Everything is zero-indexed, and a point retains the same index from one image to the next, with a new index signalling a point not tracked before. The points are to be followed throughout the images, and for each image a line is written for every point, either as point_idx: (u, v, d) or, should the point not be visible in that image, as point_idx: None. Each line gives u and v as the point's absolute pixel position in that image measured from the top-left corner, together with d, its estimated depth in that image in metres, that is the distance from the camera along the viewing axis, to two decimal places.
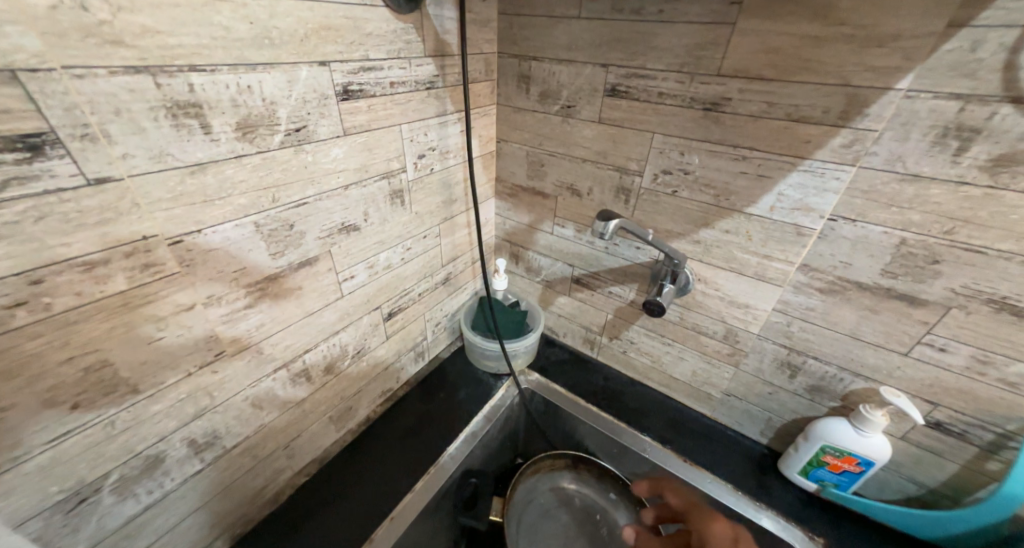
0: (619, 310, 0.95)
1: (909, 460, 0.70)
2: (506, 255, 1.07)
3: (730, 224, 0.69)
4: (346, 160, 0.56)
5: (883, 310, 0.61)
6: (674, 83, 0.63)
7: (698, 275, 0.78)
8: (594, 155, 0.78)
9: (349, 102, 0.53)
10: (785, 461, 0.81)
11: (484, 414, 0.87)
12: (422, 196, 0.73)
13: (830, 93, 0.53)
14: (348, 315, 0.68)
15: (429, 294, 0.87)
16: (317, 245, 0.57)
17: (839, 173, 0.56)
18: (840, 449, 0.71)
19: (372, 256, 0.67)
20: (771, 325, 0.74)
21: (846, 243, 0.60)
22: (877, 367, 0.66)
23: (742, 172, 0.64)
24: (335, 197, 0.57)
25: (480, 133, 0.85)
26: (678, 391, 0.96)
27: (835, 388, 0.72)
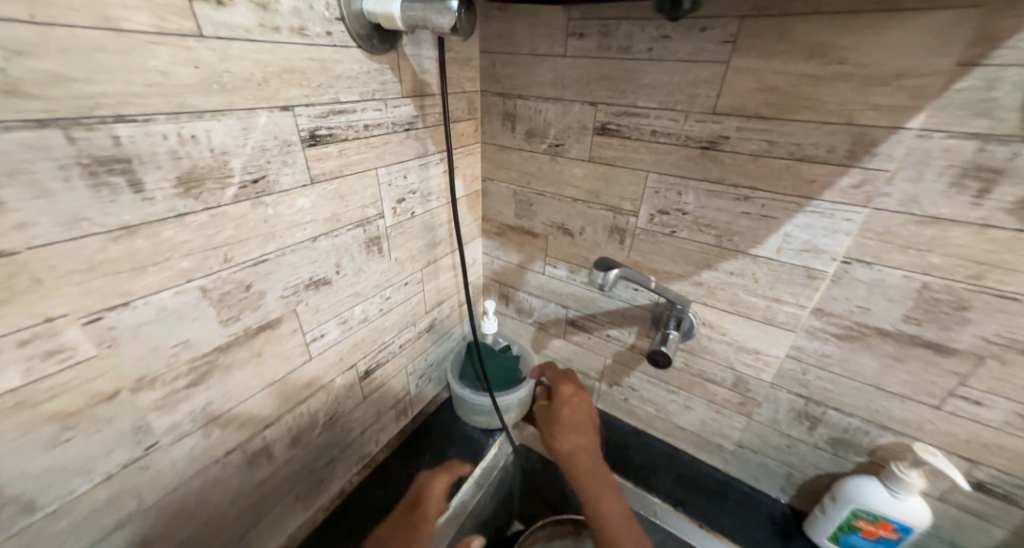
0: (619, 354, 0.88)
1: (949, 524, 0.64)
2: (495, 296, 1.01)
3: (734, 265, 0.64)
4: (313, 210, 0.51)
5: (909, 359, 0.56)
6: (668, 121, 0.60)
7: (702, 319, 0.72)
8: (585, 195, 0.74)
9: (316, 148, 0.48)
10: (811, 523, 0.75)
11: (474, 480, 0.81)
12: (403, 241, 0.68)
13: (833, 131, 0.48)
14: (320, 378, 0.62)
15: (410, 344, 0.81)
16: (280, 305, 0.51)
17: (849, 216, 0.52)
18: (875, 515, 0.65)
19: (345, 311, 0.62)
20: (785, 373, 0.68)
21: (862, 286, 0.55)
22: (906, 420, 0.61)
23: (744, 212, 0.60)
24: (300, 250, 0.51)
25: (465, 172, 0.81)
26: (686, 441, 0.89)
27: (861, 443, 0.67)
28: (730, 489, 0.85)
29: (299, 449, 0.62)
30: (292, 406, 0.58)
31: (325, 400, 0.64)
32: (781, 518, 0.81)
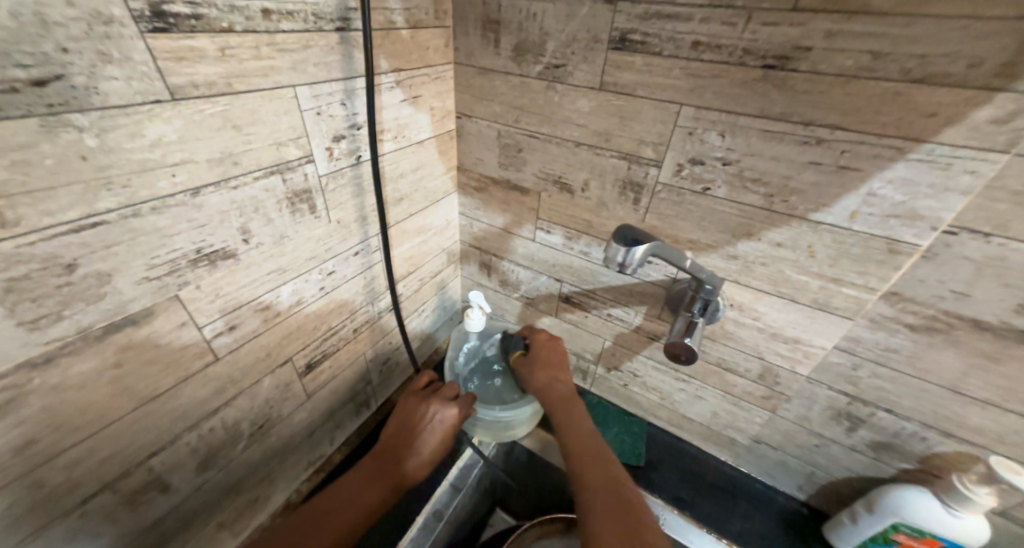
0: (623, 337, 0.74)
1: (1006, 539, 0.56)
2: (476, 264, 0.85)
3: (785, 235, 0.49)
4: (180, 143, 0.33)
5: (1006, 359, 0.45)
6: (718, 25, 0.42)
7: (731, 300, 0.58)
8: (591, 136, 0.56)
9: (171, 37, 0.30)
10: (835, 530, 0.67)
11: (450, 482, 0.72)
12: (345, 197, 0.51)
13: (986, 34, 0.33)
14: (238, 380, 0.48)
15: (369, 326, 0.66)
16: (141, 289, 0.35)
17: (975, 165, 0.37)
18: (920, 529, 0.56)
19: (265, 291, 0.46)
20: (830, 366, 0.56)
21: (966, 266, 0.42)
22: (981, 429, 0.50)
23: (811, 162, 0.44)
24: (167, 209, 0.34)
25: (433, 105, 0.62)
26: (693, 432, 0.79)
27: (912, 449, 0.56)
28: (742, 486, 0.76)
29: (213, 472, 0.50)
30: (198, 419, 0.45)
31: (252, 404, 0.51)
32: (798, 518, 0.72)
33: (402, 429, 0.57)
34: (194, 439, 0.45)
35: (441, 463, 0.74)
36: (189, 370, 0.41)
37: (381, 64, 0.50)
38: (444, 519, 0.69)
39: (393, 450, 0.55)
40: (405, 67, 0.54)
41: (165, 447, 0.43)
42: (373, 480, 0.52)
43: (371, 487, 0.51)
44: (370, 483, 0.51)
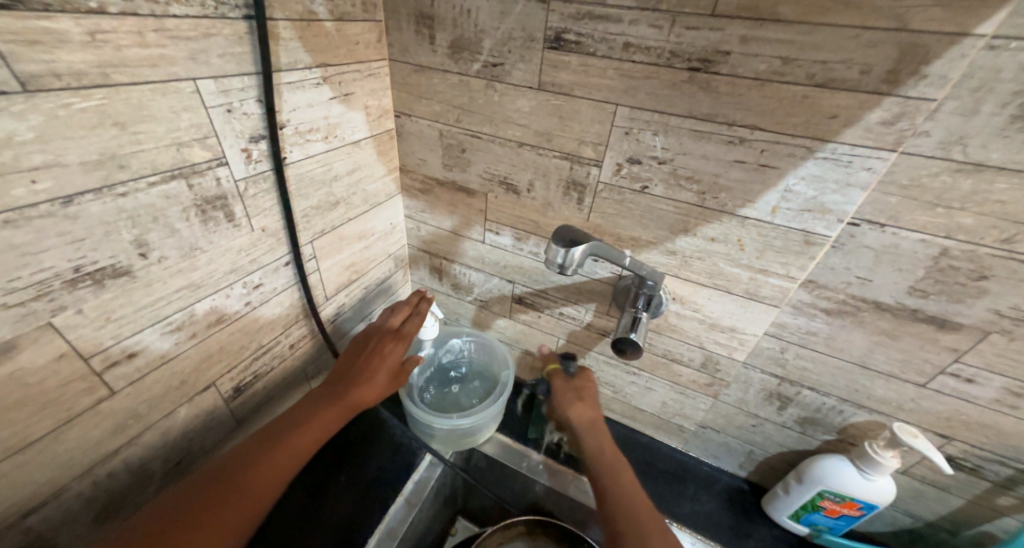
0: (574, 335, 0.75)
1: (909, 495, 0.63)
2: (422, 269, 0.82)
3: (717, 230, 0.52)
4: (41, 144, 0.28)
5: (904, 336, 0.50)
6: (647, 28, 0.43)
7: (672, 293, 0.60)
8: (533, 137, 0.56)
9: (17, 15, 0.25)
10: (771, 503, 0.72)
11: (404, 498, 0.69)
12: (268, 202, 0.47)
13: (875, 43, 0.36)
14: (144, 413, 0.42)
15: (306, 340, 0.61)
16: (3, 320, 0.29)
17: (872, 162, 0.40)
18: (841, 494, 0.62)
19: (172, 311, 0.41)
20: (761, 351, 0.60)
21: (868, 254, 0.47)
22: (886, 399, 0.56)
23: (737, 160, 0.46)
24: (29, 222, 0.29)
25: (367, 102, 0.58)
26: (643, 422, 0.81)
27: (832, 422, 0.62)
28: (689, 470, 0.79)
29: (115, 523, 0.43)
30: (91, 465, 0.39)
31: (162, 440, 0.45)
32: (739, 495, 0.76)
33: (298, 405, 0.48)
34: (86, 488, 0.39)
35: (392, 479, 0.71)
36: (73, 410, 0.36)
37: (304, 58, 0.46)
38: (399, 537, 0.65)
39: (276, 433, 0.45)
40: (332, 62, 0.50)
41: (46, 503, 0.36)
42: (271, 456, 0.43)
43: (251, 478, 0.41)
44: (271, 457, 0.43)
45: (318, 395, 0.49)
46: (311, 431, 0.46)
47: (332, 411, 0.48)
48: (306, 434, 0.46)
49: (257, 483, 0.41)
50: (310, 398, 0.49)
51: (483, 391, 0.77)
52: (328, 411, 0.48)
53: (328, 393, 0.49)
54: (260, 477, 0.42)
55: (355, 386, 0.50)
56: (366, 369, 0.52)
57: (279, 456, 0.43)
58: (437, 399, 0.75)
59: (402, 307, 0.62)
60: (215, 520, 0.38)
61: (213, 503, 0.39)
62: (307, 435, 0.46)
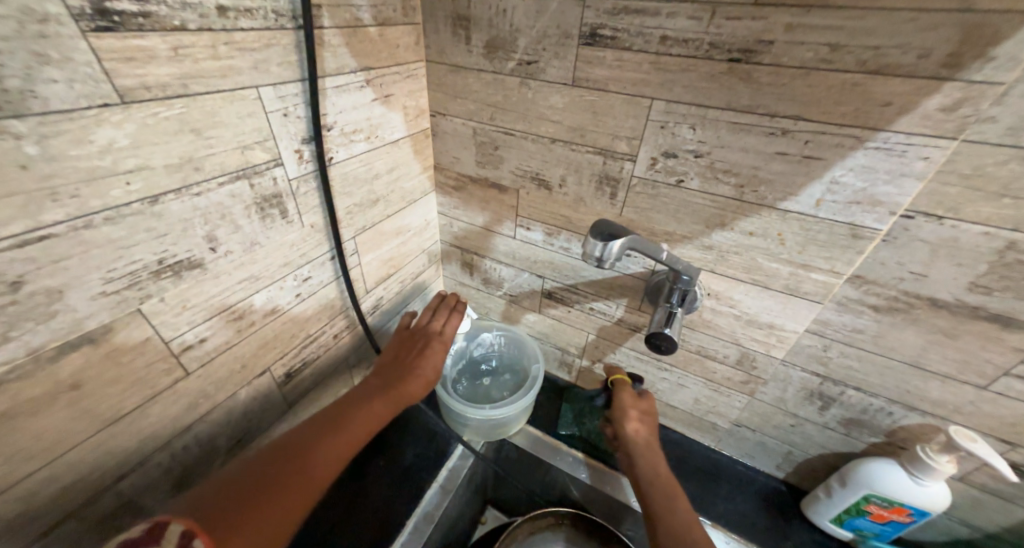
0: (605, 330, 0.75)
1: (966, 502, 0.59)
2: (456, 264, 0.84)
3: (756, 224, 0.51)
4: (134, 149, 0.32)
5: (961, 334, 0.47)
6: (685, 20, 0.43)
7: (707, 289, 0.60)
8: (566, 133, 0.56)
9: (118, 36, 0.28)
10: (811, 506, 0.70)
11: (439, 484, 0.71)
12: (317, 200, 0.50)
13: (934, 26, 0.34)
14: (211, 393, 0.46)
15: (350, 330, 0.64)
16: (103, 306, 0.34)
17: (928, 151, 0.39)
18: (888, 498, 0.59)
19: (235, 300, 0.44)
20: (802, 348, 0.58)
21: (922, 247, 0.44)
22: (941, 401, 0.53)
23: (778, 152, 0.45)
24: (123, 218, 0.33)
25: (406, 103, 0.60)
26: (676, 419, 0.80)
27: (880, 424, 0.59)
28: (723, 468, 0.78)
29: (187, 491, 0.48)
30: (169, 438, 0.43)
31: (227, 419, 0.49)
32: (777, 496, 0.75)
33: (351, 395, 0.49)
34: (165, 458, 0.44)
35: (430, 466, 0.73)
36: (156, 388, 0.40)
37: (350, 63, 0.49)
38: (436, 520, 0.68)
39: (335, 417, 0.46)
40: (375, 66, 0.53)
41: (135, 469, 0.41)
42: (332, 437, 0.43)
43: (315, 458, 0.41)
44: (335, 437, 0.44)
45: (371, 386, 0.51)
46: (368, 419, 0.47)
47: (386, 401, 0.50)
48: (362, 419, 0.47)
49: (320, 464, 0.41)
50: (363, 389, 0.51)
51: (515, 384, 0.79)
52: (381, 401, 0.49)
53: (381, 384, 0.51)
54: (324, 459, 0.42)
55: (406, 380, 0.53)
56: (415, 366, 0.55)
57: (339, 438, 0.44)
58: (470, 392, 0.78)
59: (443, 311, 0.65)
60: (276, 501, 0.37)
61: (283, 477, 0.39)
62: (364, 421, 0.46)
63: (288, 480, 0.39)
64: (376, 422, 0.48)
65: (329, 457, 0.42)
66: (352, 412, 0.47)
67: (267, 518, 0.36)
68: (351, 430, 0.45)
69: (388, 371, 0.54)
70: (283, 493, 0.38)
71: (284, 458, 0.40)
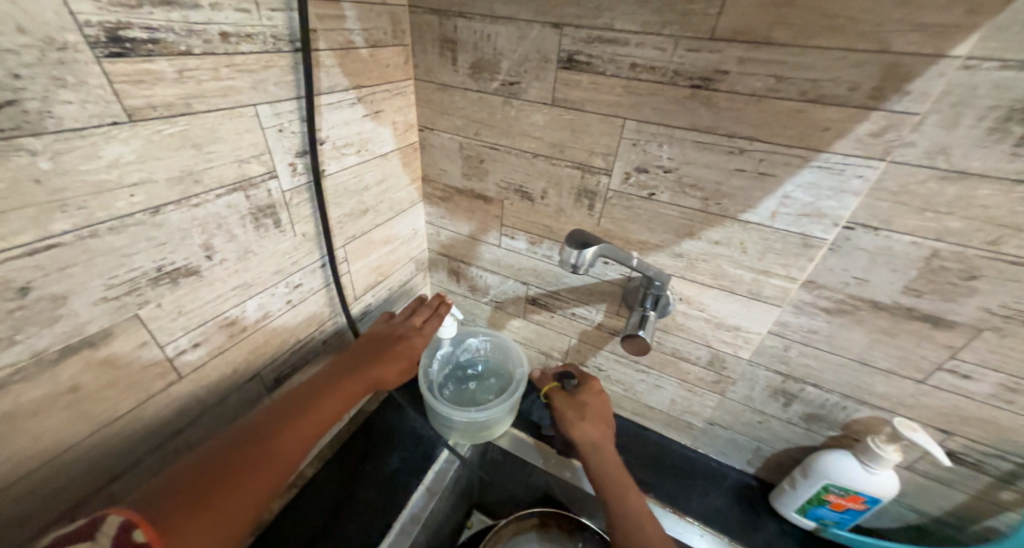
0: (585, 334, 0.79)
1: (913, 489, 0.65)
2: (442, 272, 0.87)
3: (720, 234, 0.55)
4: (139, 164, 0.34)
5: (900, 334, 0.52)
6: (652, 50, 0.47)
7: (679, 294, 0.64)
8: (547, 148, 0.60)
9: (128, 61, 0.31)
10: (778, 498, 0.74)
11: (425, 487, 0.73)
12: (309, 210, 0.52)
13: (861, 63, 0.39)
14: (203, 396, 0.48)
15: (338, 336, 0.66)
16: (103, 311, 0.36)
17: (863, 170, 0.44)
18: (845, 487, 0.64)
19: (228, 306, 0.46)
20: (765, 349, 0.63)
21: (864, 255, 0.50)
22: (886, 395, 0.58)
23: (737, 169, 0.50)
24: (126, 228, 0.35)
25: (395, 118, 0.63)
26: (654, 420, 0.84)
27: (836, 418, 0.64)
28: (698, 465, 0.82)
29: None
30: (162, 440, 0.45)
31: (219, 422, 0.51)
32: (747, 490, 0.79)
33: (320, 378, 0.51)
34: (157, 461, 0.45)
35: (415, 469, 0.75)
36: (151, 390, 0.42)
37: (342, 81, 0.52)
38: (422, 522, 0.70)
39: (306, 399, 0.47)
40: (365, 84, 0.55)
41: (127, 470, 0.43)
42: (301, 419, 0.45)
43: (286, 437, 0.43)
44: (304, 418, 0.45)
45: (341, 370, 0.53)
46: (340, 400, 0.49)
47: (356, 383, 0.52)
48: (332, 401, 0.49)
49: (291, 442, 0.43)
50: (332, 373, 0.52)
51: (498, 388, 0.81)
52: (352, 384, 0.52)
53: (351, 368, 0.53)
54: (294, 436, 0.43)
55: (377, 364, 0.55)
56: (387, 352, 0.57)
57: (310, 418, 0.46)
58: (454, 396, 0.80)
59: (423, 309, 0.67)
60: (243, 478, 0.38)
61: (256, 450, 0.40)
62: (334, 402, 0.49)
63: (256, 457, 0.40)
64: (346, 402, 0.50)
65: (300, 436, 0.44)
66: (322, 394, 0.49)
67: (235, 494, 0.37)
68: (320, 411, 0.47)
69: (358, 357, 0.56)
70: (252, 470, 0.39)
71: (250, 438, 0.41)
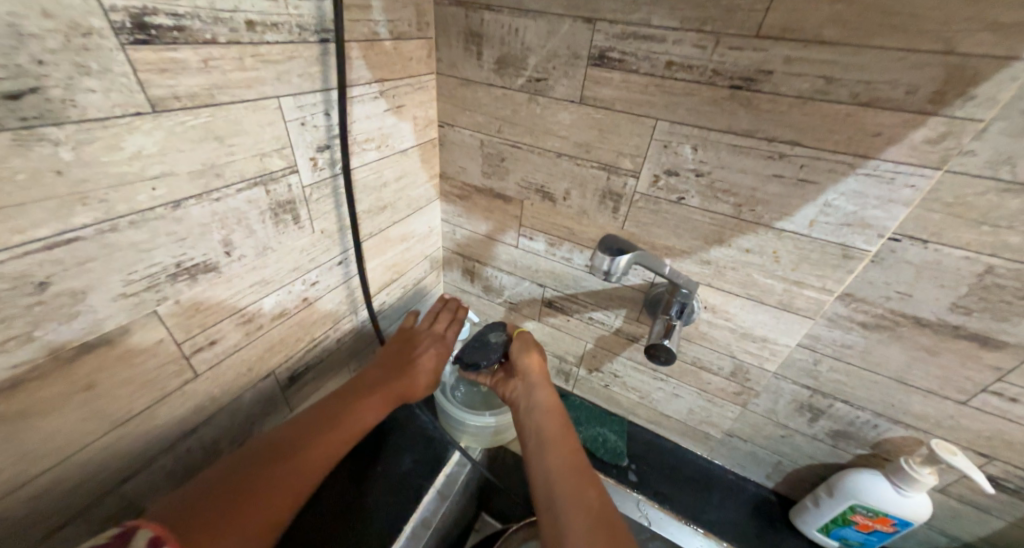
0: (603, 339, 0.77)
1: (945, 513, 0.62)
2: (458, 271, 0.85)
3: (753, 242, 0.53)
4: (161, 156, 0.33)
5: (943, 352, 0.50)
6: (690, 48, 0.45)
7: (704, 302, 0.62)
8: (572, 148, 0.58)
9: (152, 48, 0.30)
10: (799, 515, 0.72)
11: (437, 490, 0.72)
12: (328, 207, 0.51)
13: (921, 65, 0.37)
14: (218, 395, 0.47)
15: (354, 336, 0.65)
16: (121, 307, 0.35)
17: (915, 179, 0.41)
18: (874, 509, 0.61)
19: (244, 304, 0.45)
20: (793, 362, 0.60)
21: (908, 269, 0.47)
22: (923, 415, 0.55)
23: (775, 174, 0.47)
24: (147, 222, 0.34)
25: (416, 114, 0.62)
26: (670, 429, 0.82)
27: (866, 436, 0.61)
28: (715, 478, 0.80)
29: None
30: (177, 438, 0.44)
31: (233, 420, 0.50)
32: (766, 505, 0.76)
33: (344, 390, 0.50)
34: (171, 460, 0.45)
35: (426, 471, 0.74)
36: (167, 388, 0.41)
37: (365, 74, 0.50)
38: (433, 526, 0.69)
39: (329, 413, 0.46)
40: (388, 78, 0.54)
41: (141, 469, 0.42)
42: (324, 434, 0.44)
43: (308, 454, 0.42)
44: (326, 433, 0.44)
45: (366, 381, 0.52)
46: (362, 415, 0.48)
47: (380, 396, 0.51)
48: (356, 414, 0.48)
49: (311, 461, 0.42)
50: (357, 384, 0.52)
51: None
52: (376, 397, 0.50)
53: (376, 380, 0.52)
54: (315, 453, 0.42)
55: (401, 377, 0.54)
56: (413, 363, 0.56)
57: (332, 435, 0.45)
58: (467, 397, 0.80)
59: (445, 314, 0.66)
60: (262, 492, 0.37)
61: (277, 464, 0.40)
62: (357, 417, 0.48)
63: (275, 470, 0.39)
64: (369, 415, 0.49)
65: (321, 452, 0.43)
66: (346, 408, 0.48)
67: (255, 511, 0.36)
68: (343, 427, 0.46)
69: (382, 368, 0.55)
70: (273, 484, 0.38)
71: (274, 452, 0.40)
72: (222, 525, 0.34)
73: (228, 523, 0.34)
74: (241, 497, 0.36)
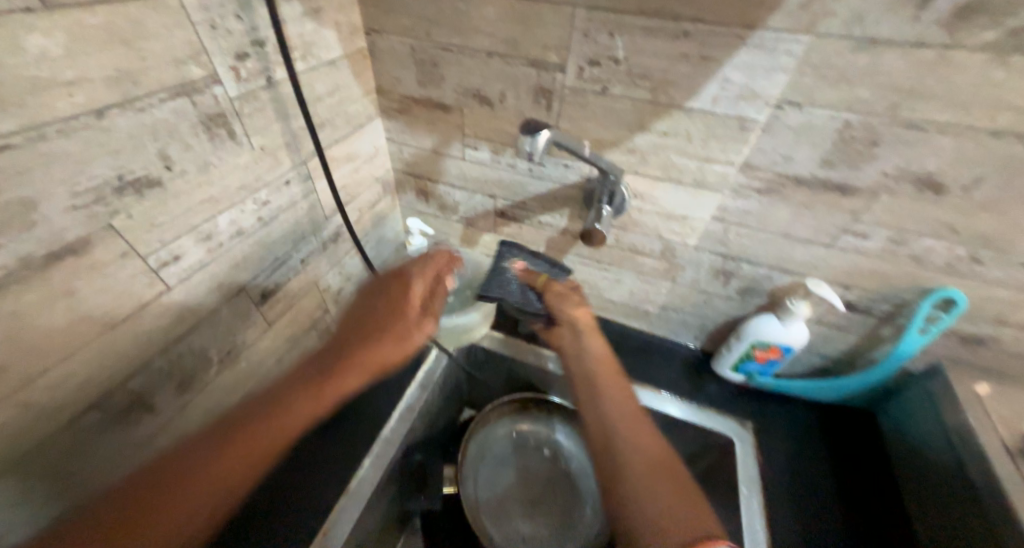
0: (552, 240, 0.84)
1: (821, 340, 0.78)
2: (412, 191, 0.87)
3: (668, 125, 0.59)
4: (69, 60, 0.33)
5: (817, 205, 0.60)
6: None
7: (634, 190, 0.69)
8: (500, 45, 0.59)
9: None
10: (716, 360, 0.87)
11: (417, 382, 0.79)
12: (263, 122, 0.51)
13: None
14: (195, 309, 0.51)
15: (317, 257, 0.69)
16: (77, 220, 0.36)
17: (790, 46, 0.48)
18: (767, 342, 0.76)
19: (200, 222, 0.47)
20: (709, 234, 0.70)
21: (789, 133, 0.55)
22: (805, 261, 0.68)
23: (682, 54, 0.52)
24: (75, 132, 0.34)
25: (338, 19, 0.60)
26: (616, 312, 0.94)
27: (765, 288, 0.74)
28: (654, 347, 0.94)
29: (198, 388, 0.56)
30: (166, 345, 0.49)
31: (216, 331, 0.55)
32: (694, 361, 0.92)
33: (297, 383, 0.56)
34: (167, 361, 0.50)
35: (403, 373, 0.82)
36: (143, 299, 0.44)
37: None
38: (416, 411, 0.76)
39: (277, 403, 0.53)
40: None
41: (139, 370, 0.47)
42: (272, 420, 0.51)
43: (254, 432, 0.49)
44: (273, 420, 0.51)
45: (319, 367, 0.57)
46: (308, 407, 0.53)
47: (330, 388, 0.55)
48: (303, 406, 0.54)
49: (257, 443, 0.49)
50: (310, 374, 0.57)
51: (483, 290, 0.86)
52: (325, 391, 0.55)
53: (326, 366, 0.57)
54: (263, 432, 0.50)
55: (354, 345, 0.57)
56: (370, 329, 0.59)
57: (279, 421, 0.51)
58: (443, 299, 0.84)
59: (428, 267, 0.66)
60: (216, 476, 0.46)
61: (229, 445, 0.48)
62: (302, 409, 0.53)
63: (221, 452, 0.47)
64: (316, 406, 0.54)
65: (269, 432, 0.50)
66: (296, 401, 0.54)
67: (194, 484, 0.44)
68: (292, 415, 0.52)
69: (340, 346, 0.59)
70: (220, 462, 0.46)
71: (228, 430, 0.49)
72: (171, 498, 0.43)
73: (181, 489, 0.44)
74: (187, 471, 0.45)
